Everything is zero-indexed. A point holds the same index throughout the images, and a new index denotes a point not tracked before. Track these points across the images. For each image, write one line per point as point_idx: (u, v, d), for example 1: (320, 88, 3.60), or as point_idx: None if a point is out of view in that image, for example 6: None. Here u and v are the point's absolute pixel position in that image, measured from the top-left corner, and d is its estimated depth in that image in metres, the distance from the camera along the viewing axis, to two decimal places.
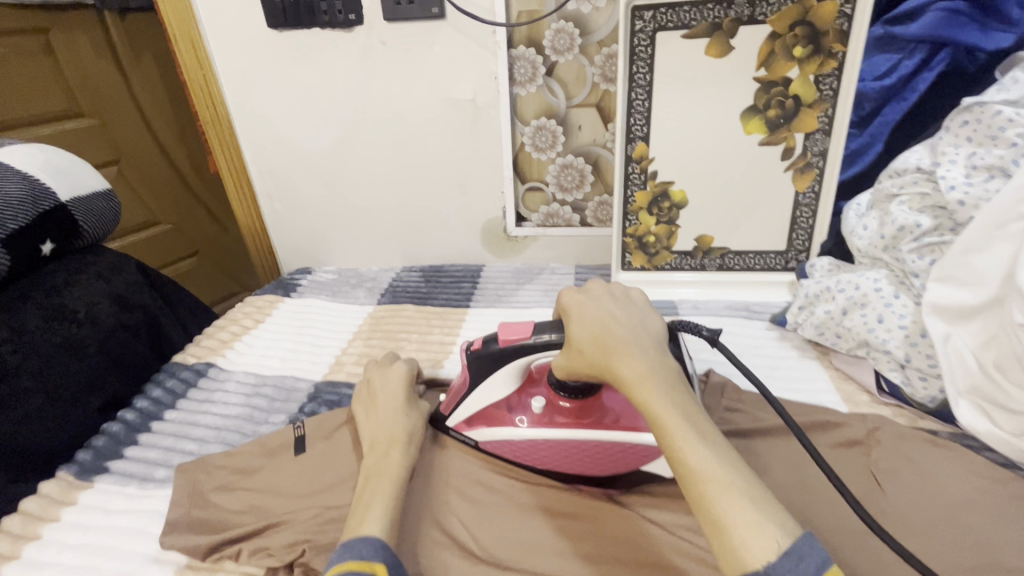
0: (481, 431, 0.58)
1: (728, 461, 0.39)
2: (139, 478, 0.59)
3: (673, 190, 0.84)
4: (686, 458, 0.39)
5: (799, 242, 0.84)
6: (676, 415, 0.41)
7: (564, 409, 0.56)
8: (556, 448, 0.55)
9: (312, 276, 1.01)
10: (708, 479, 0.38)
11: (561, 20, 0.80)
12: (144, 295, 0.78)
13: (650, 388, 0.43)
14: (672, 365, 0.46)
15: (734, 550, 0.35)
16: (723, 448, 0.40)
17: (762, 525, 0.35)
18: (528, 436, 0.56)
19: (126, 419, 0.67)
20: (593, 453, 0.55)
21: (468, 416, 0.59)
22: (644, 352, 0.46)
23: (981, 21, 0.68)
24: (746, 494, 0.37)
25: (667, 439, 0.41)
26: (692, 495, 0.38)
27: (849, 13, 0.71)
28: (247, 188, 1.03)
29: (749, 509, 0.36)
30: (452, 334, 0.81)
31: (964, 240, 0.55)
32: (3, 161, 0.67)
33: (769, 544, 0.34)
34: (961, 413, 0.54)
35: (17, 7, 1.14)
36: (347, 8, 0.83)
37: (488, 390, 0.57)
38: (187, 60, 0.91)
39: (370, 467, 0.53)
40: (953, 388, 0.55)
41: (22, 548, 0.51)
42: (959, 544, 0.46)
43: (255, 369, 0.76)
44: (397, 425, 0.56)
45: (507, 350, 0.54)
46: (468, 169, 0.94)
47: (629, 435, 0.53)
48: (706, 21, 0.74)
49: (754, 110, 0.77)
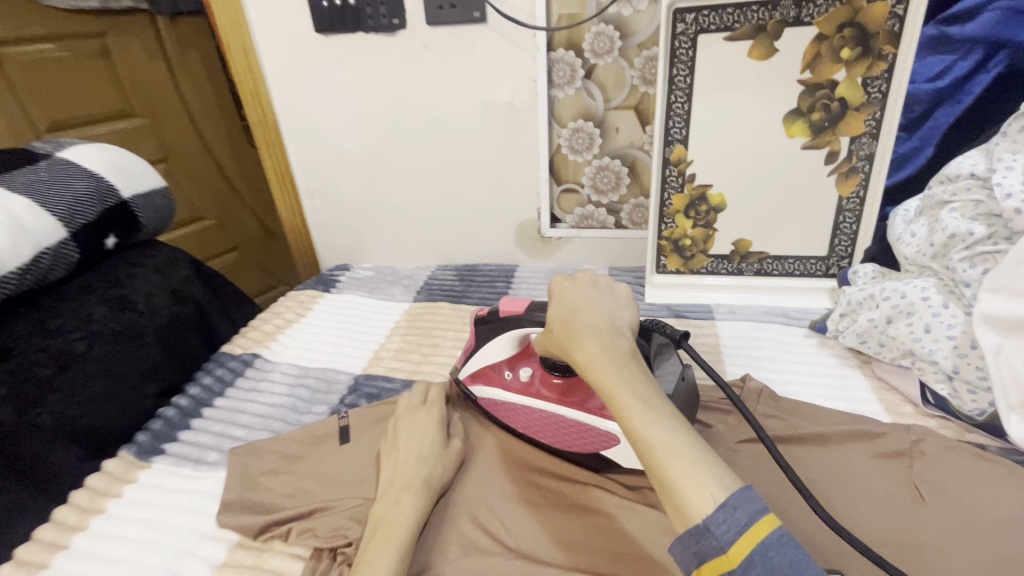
0: (479, 387, 0.65)
1: (674, 427, 0.42)
2: (193, 460, 0.62)
3: (711, 193, 0.83)
4: (636, 428, 0.43)
5: (841, 248, 0.82)
6: (626, 390, 0.46)
7: (552, 385, 0.61)
8: (532, 415, 0.60)
9: (351, 273, 1.05)
10: (653, 445, 0.41)
11: (601, 23, 0.81)
12: (196, 288, 0.82)
13: (605, 369, 0.47)
14: (630, 347, 0.50)
15: (679, 505, 0.39)
16: (670, 416, 0.43)
17: (701, 480, 0.39)
18: (510, 398, 0.62)
19: (181, 404, 0.70)
20: (562, 425, 0.58)
21: (471, 373, 0.66)
22: (606, 337, 0.50)
23: None
24: (687, 455, 0.40)
25: (618, 413, 0.45)
26: (642, 460, 0.42)
27: (901, 14, 0.69)
28: (291, 187, 1.06)
29: (688, 468, 0.39)
30: None
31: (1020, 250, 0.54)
32: (72, 160, 0.72)
33: (706, 498, 0.38)
34: (1012, 427, 0.53)
35: (74, 13, 1.23)
36: (391, 12, 0.85)
37: (492, 347, 0.64)
38: (238, 63, 0.95)
39: (379, 515, 0.52)
40: (1005, 402, 0.53)
41: (88, 521, 0.55)
42: (1007, 563, 0.45)
43: (298, 361, 0.79)
44: (416, 472, 0.54)
45: (506, 316, 0.62)
46: (504, 170, 0.96)
47: (594, 419, 0.56)
48: (750, 23, 0.73)
49: (797, 114, 0.76)
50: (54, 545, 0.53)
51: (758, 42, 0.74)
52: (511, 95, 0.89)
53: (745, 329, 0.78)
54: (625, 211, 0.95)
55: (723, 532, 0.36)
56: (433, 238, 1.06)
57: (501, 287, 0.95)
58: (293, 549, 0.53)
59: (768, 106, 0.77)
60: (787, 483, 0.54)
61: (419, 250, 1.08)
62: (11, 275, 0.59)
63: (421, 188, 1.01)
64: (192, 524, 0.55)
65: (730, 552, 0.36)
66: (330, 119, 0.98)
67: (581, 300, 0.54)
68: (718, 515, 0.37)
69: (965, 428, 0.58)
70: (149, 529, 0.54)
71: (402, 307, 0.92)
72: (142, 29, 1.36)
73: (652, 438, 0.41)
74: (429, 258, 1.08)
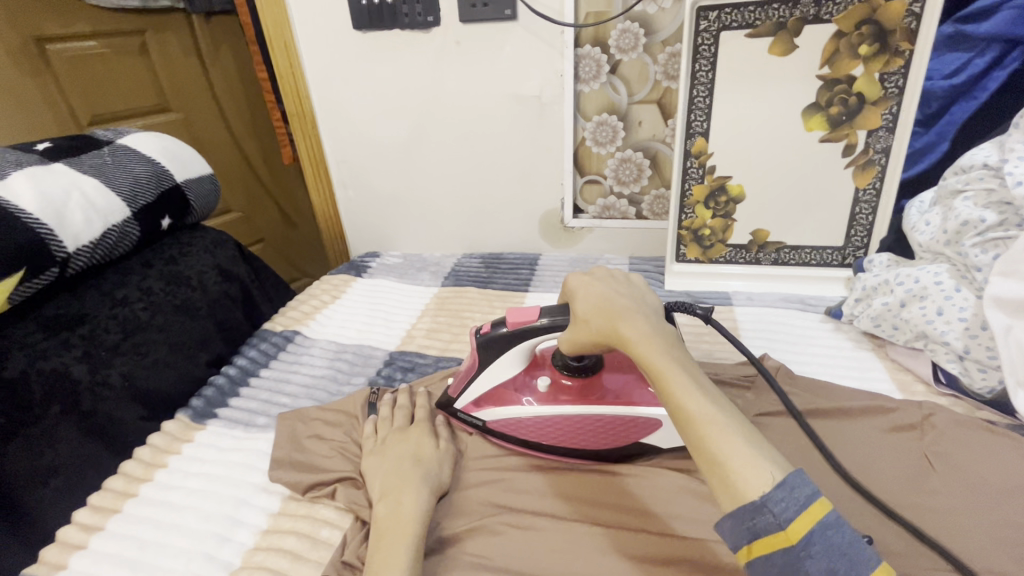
0: (489, 411, 0.61)
1: (721, 408, 0.42)
2: (243, 423, 0.67)
3: (731, 184, 0.86)
4: (685, 405, 0.42)
5: (857, 238, 0.84)
6: (673, 369, 0.44)
7: (567, 387, 0.61)
8: (561, 423, 0.59)
9: (381, 259, 1.10)
10: (703, 422, 0.40)
11: (627, 21, 0.84)
12: (241, 269, 0.87)
13: (647, 346, 0.46)
14: (670, 330, 0.50)
15: (732, 482, 0.38)
16: (716, 397, 0.43)
17: (757, 461, 0.38)
18: (535, 412, 0.59)
19: (229, 374, 0.75)
20: (594, 425, 0.59)
21: (477, 397, 0.62)
22: (646, 318, 0.49)
23: None
24: (741, 435, 0.39)
25: (666, 391, 0.43)
26: (693, 439, 0.40)
27: (917, 12, 0.72)
28: (325, 177, 1.11)
29: (742, 447, 0.39)
30: None
31: None
32: (132, 147, 0.77)
33: (763, 475, 0.37)
34: (1019, 404, 0.55)
35: (118, 12, 1.30)
36: (426, 10, 0.90)
37: (497, 369, 0.61)
38: (280, 59, 1.01)
39: (381, 517, 0.51)
40: (1013, 379, 0.56)
41: (153, 473, 0.60)
42: (1011, 523, 0.48)
43: (334, 338, 0.84)
44: (406, 472, 0.55)
45: (516, 331, 0.59)
46: (529, 162, 1.00)
47: (625, 408, 0.58)
48: (770, 21, 0.77)
49: (816, 108, 0.79)
50: (123, 494, 0.58)
51: (779, 39, 0.77)
52: (539, 89, 0.93)
53: (762, 315, 0.81)
54: (646, 202, 0.98)
55: (784, 511, 0.36)
56: (459, 228, 1.10)
57: (525, 274, 0.99)
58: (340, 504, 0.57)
59: (788, 100, 0.80)
60: (801, 452, 0.57)
61: (446, 239, 1.12)
62: (85, 249, 0.65)
63: (448, 179, 1.05)
64: (248, 479, 0.59)
65: (791, 529, 0.36)
66: (364, 112, 1.03)
67: (615, 285, 0.54)
68: (777, 492, 0.36)
69: (976, 405, 0.61)
70: (209, 482, 0.59)
71: (430, 291, 0.96)
72: (180, 28, 1.43)
73: (701, 414, 0.41)
74: (455, 247, 1.13)
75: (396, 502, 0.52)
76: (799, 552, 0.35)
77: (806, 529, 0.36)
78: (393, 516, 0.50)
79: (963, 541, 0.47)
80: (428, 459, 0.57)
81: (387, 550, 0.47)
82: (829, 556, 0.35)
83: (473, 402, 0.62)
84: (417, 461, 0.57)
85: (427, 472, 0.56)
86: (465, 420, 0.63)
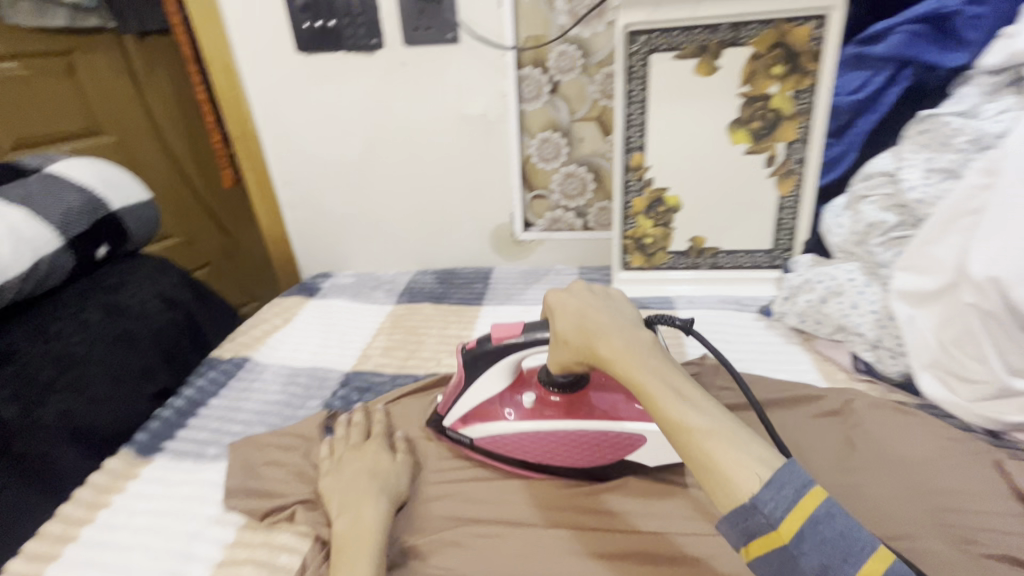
0: (475, 428, 0.62)
1: (708, 410, 0.43)
2: (193, 454, 0.66)
3: (668, 195, 0.92)
4: (671, 417, 0.43)
5: (783, 241, 0.92)
6: (657, 382, 0.45)
7: (553, 403, 0.61)
8: (546, 439, 0.59)
9: (333, 280, 1.09)
10: (690, 430, 0.41)
11: (564, 44, 0.89)
12: (187, 295, 0.84)
13: (629, 361, 0.47)
14: (649, 336, 0.50)
15: (726, 487, 0.39)
16: (699, 399, 0.44)
17: (746, 461, 0.39)
18: (519, 427, 0.60)
19: (176, 405, 0.73)
20: (582, 441, 0.59)
21: (464, 414, 0.63)
22: (624, 330, 0.50)
23: (940, 42, 0.75)
24: (730, 437, 0.40)
25: (652, 405, 0.44)
26: (683, 450, 0.42)
27: (821, 36, 0.79)
28: (272, 198, 1.10)
29: (730, 448, 0.40)
30: (468, 328, 0.88)
31: (924, 235, 0.63)
32: (63, 174, 0.74)
33: (752, 477, 0.38)
34: (925, 385, 0.62)
35: (39, 31, 1.23)
36: (369, 33, 0.92)
37: (480, 388, 0.62)
38: (220, 81, 0.99)
39: (339, 532, 0.52)
40: (918, 363, 0.62)
41: (96, 514, 0.58)
42: (920, 493, 0.54)
43: (287, 361, 0.83)
44: (365, 486, 0.56)
45: (500, 348, 0.59)
46: (478, 179, 1.02)
47: (610, 423, 0.59)
48: (694, 43, 0.83)
49: (740, 123, 0.86)
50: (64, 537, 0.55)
51: (702, 61, 0.83)
52: (484, 109, 0.96)
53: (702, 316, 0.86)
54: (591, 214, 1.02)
55: (772, 512, 0.37)
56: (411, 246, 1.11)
57: (480, 289, 1.01)
58: (299, 528, 0.56)
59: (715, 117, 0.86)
60: None
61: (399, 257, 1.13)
62: (13, 282, 0.62)
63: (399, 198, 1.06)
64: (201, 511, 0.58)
65: (781, 528, 0.37)
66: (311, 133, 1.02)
67: (588, 300, 0.55)
68: (766, 493, 0.37)
69: (890, 389, 0.67)
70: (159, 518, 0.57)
71: (385, 309, 0.97)
72: (111, 48, 1.37)
73: (687, 422, 0.41)
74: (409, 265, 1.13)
75: (354, 517, 0.53)
76: (793, 549, 0.37)
77: (795, 526, 0.37)
78: (352, 533, 0.51)
79: (880, 512, 0.52)
80: (385, 472, 0.59)
81: (346, 562, 0.48)
82: (822, 550, 0.36)
83: (460, 418, 0.63)
84: (375, 477, 0.58)
85: (386, 485, 0.57)
86: (454, 437, 0.64)
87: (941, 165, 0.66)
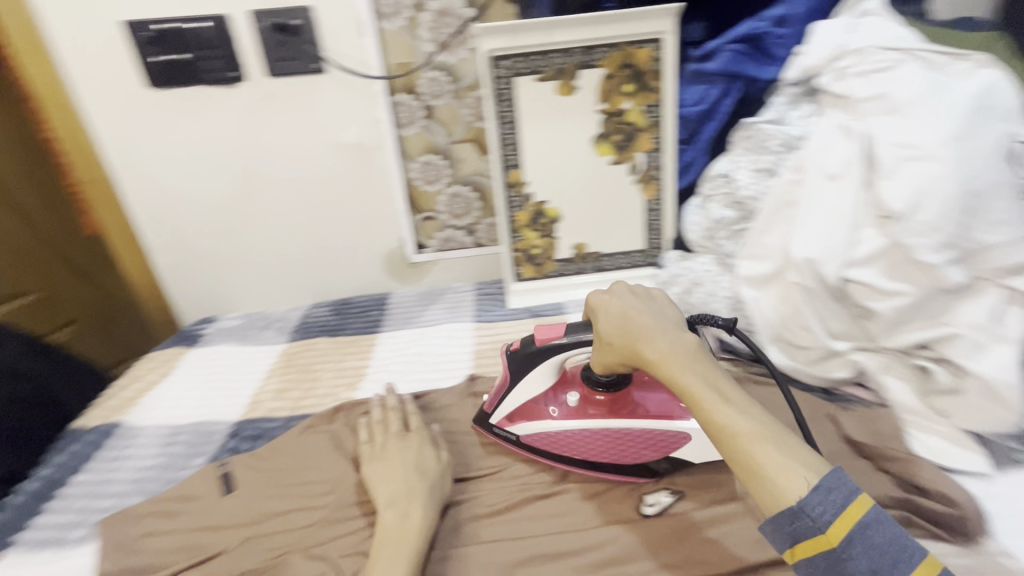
0: (522, 426, 0.66)
1: (754, 414, 0.47)
2: (53, 541, 0.60)
3: (548, 208, 0.97)
4: (716, 419, 0.47)
5: (655, 240, 1.00)
6: (702, 386, 0.49)
7: (597, 401, 0.65)
8: (590, 437, 0.64)
9: (217, 324, 1.02)
10: (740, 437, 0.46)
11: (432, 70, 0.90)
12: (33, 363, 0.82)
13: (679, 364, 0.51)
14: (694, 338, 0.53)
15: (772, 487, 0.44)
16: (743, 400, 0.48)
17: (797, 468, 0.44)
18: (565, 427, 0.64)
19: (30, 489, 0.66)
20: (632, 440, 0.63)
21: (510, 413, 0.67)
22: (669, 334, 0.53)
23: (755, 59, 0.84)
24: (774, 443, 0.45)
25: (699, 408, 0.48)
26: (731, 453, 0.46)
27: (660, 55, 0.88)
28: (133, 243, 1.01)
29: (778, 455, 0.45)
30: (367, 359, 0.87)
31: (760, 224, 0.74)
32: None
33: (798, 481, 0.43)
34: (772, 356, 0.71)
35: None
36: (229, 65, 0.88)
37: (513, 391, 0.66)
38: (57, 120, 0.90)
39: (384, 532, 0.55)
40: (764, 338, 0.72)
41: None
42: None
43: (166, 421, 0.76)
44: (403, 481, 0.60)
45: (540, 349, 0.63)
46: (362, 205, 1.01)
47: (661, 422, 0.63)
48: (552, 67, 0.88)
49: (603, 137, 0.93)
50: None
51: (563, 83, 0.89)
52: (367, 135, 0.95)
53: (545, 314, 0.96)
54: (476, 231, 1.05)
55: (821, 515, 0.42)
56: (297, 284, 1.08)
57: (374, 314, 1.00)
58: None
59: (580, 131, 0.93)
60: None
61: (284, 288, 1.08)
62: None
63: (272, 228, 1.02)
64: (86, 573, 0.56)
65: (831, 531, 0.42)
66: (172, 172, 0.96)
67: (629, 303, 0.57)
68: (813, 498, 0.43)
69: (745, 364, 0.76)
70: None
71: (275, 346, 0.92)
72: None
73: (736, 428, 0.46)
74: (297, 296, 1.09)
75: (266, 533, 0.59)
76: (842, 553, 0.42)
77: (846, 531, 0.42)
78: (235, 548, 0.58)
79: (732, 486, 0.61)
80: (431, 468, 0.62)
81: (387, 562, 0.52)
82: (873, 555, 0.41)
83: (506, 416, 0.67)
84: (306, 477, 0.64)
85: (432, 479, 0.61)
86: (500, 434, 0.68)
87: (763, 165, 0.77)
